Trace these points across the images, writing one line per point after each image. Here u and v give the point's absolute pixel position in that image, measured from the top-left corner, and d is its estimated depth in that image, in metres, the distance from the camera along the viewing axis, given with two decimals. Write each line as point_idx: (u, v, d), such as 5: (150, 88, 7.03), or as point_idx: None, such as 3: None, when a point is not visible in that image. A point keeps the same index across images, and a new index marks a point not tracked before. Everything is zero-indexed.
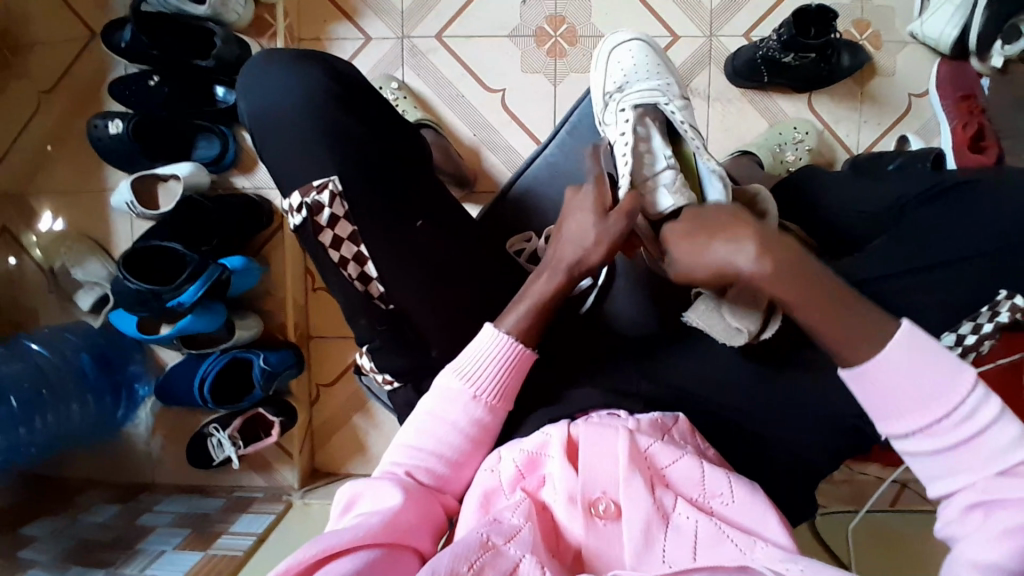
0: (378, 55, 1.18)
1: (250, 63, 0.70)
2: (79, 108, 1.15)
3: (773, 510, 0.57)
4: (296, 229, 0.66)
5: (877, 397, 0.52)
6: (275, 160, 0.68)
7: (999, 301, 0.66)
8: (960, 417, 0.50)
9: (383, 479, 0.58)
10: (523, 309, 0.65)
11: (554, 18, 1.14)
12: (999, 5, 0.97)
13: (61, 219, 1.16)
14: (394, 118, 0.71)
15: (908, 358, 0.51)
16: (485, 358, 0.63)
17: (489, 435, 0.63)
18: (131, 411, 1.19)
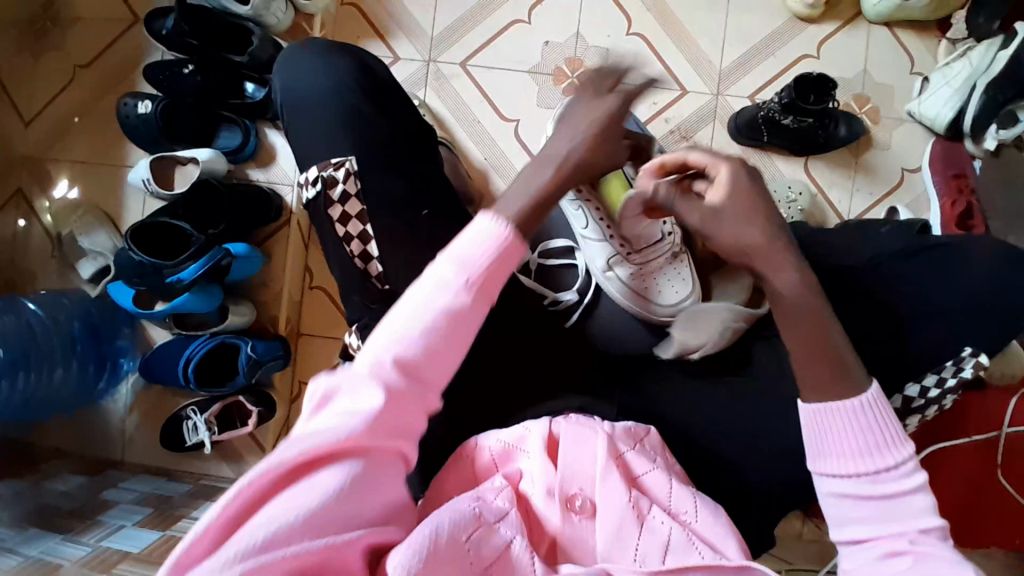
0: (404, 74, 1.24)
1: (288, 48, 0.76)
2: (112, 87, 1.21)
3: (734, 533, 0.61)
4: (309, 199, 0.72)
5: (814, 438, 0.61)
6: (301, 145, 0.73)
7: (965, 357, 0.75)
8: (883, 477, 0.58)
9: (363, 370, 0.52)
10: (517, 203, 0.62)
11: (573, 61, 1.21)
12: (995, 92, 1.03)
13: (76, 188, 1.20)
14: (406, 119, 0.75)
15: (856, 413, 0.60)
16: (476, 245, 0.57)
17: (474, 323, 0.57)
18: (111, 385, 1.20)
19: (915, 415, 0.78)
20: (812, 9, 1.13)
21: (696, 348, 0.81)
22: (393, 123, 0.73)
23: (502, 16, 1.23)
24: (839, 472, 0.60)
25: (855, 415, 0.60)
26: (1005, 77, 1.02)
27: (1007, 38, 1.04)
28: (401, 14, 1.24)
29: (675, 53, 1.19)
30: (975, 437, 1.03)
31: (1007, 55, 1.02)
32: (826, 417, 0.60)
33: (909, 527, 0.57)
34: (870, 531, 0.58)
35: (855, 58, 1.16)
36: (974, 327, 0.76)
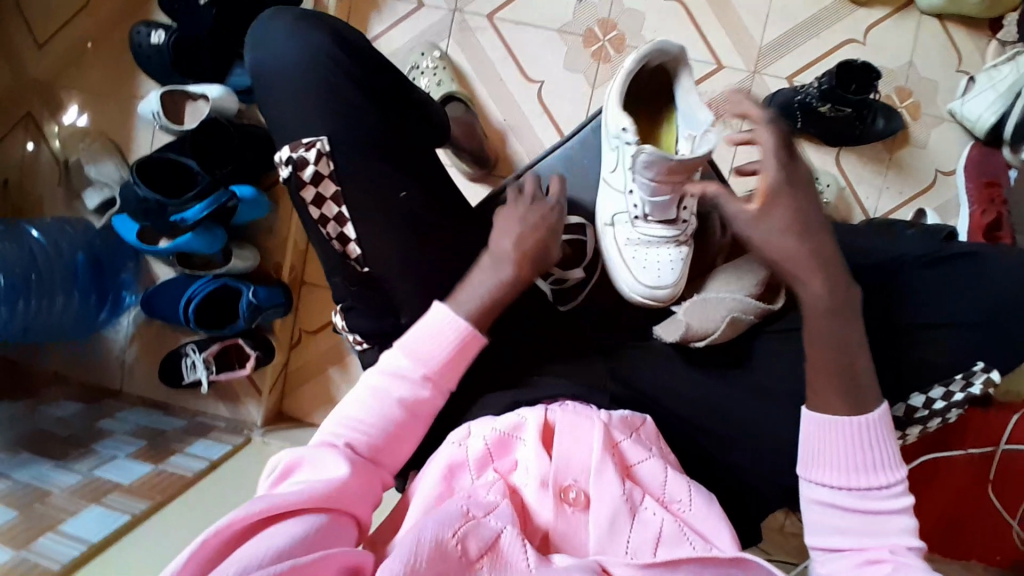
0: (428, 23, 1.19)
1: (265, 13, 0.73)
2: (127, 11, 1.16)
3: (726, 520, 0.61)
4: (286, 179, 0.72)
5: (810, 448, 0.60)
6: (281, 118, 0.72)
7: (976, 372, 0.71)
8: (877, 495, 0.58)
9: (325, 448, 0.57)
10: (470, 294, 0.65)
11: (605, 23, 1.15)
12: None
13: (85, 115, 1.18)
14: (392, 93, 0.73)
15: (861, 431, 0.59)
16: (433, 336, 0.62)
17: (429, 416, 0.62)
18: (114, 314, 1.20)
19: (915, 426, 0.75)
20: None
21: (685, 334, 0.73)
22: (378, 101, 0.72)
23: None
24: (830, 484, 0.59)
25: (861, 432, 0.59)
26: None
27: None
28: None
29: (713, 25, 1.12)
30: (971, 451, 1.01)
31: None
32: (828, 431, 0.59)
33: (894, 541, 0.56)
34: (849, 542, 0.57)
35: (902, 47, 1.10)
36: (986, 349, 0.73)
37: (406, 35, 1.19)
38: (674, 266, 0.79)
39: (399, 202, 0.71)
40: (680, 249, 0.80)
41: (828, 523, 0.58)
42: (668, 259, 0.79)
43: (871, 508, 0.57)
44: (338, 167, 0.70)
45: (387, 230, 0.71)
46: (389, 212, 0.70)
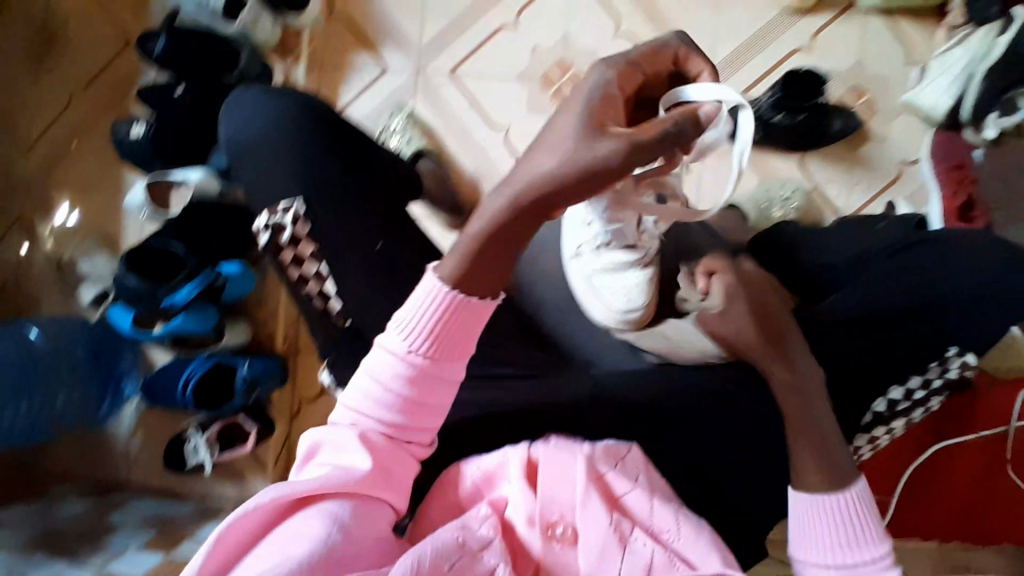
0: (393, 86, 1.23)
1: (235, 94, 0.79)
2: (107, 110, 1.22)
3: (717, 547, 0.59)
4: (264, 244, 0.74)
5: (797, 525, 0.62)
6: (252, 185, 0.75)
7: (950, 358, 0.77)
8: (869, 563, 0.59)
9: (342, 428, 0.57)
10: (460, 252, 0.55)
11: (562, 65, 1.20)
12: (997, 75, 1.00)
13: (76, 212, 1.21)
14: (359, 149, 0.76)
15: (841, 504, 0.60)
16: (420, 306, 0.56)
17: (442, 386, 0.58)
18: (116, 406, 1.18)
19: (900, 418, 0.78)
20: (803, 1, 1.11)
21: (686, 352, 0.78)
22: (350, 165, 0.74)
23: (491, 22, 1.22)
24: (826, 559, 0.59)
25: (844, 506, 0.60)
26: (1002, 67, 0.99)
27: (1007, 21, 1.00)
28: (388, 24, 1.23)
29: None
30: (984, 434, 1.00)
31: (1007, 39, 0.98)
32: (810, 507, 0.61)
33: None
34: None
35: (848, 50, 1.14)
36: (960, 326, 0.76)
37: (374, 99, 1.23)
38: (641, 288, 0.84)
39: (375, 255, 0.73)
40: (644, 272, 0.84)
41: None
42: (635, 283, 0.84)
43: (864, 574, 0.58)
44: (314, 227, 0.72)
45: (368, 283, 0.73)
46: (363, 266, 0.73)
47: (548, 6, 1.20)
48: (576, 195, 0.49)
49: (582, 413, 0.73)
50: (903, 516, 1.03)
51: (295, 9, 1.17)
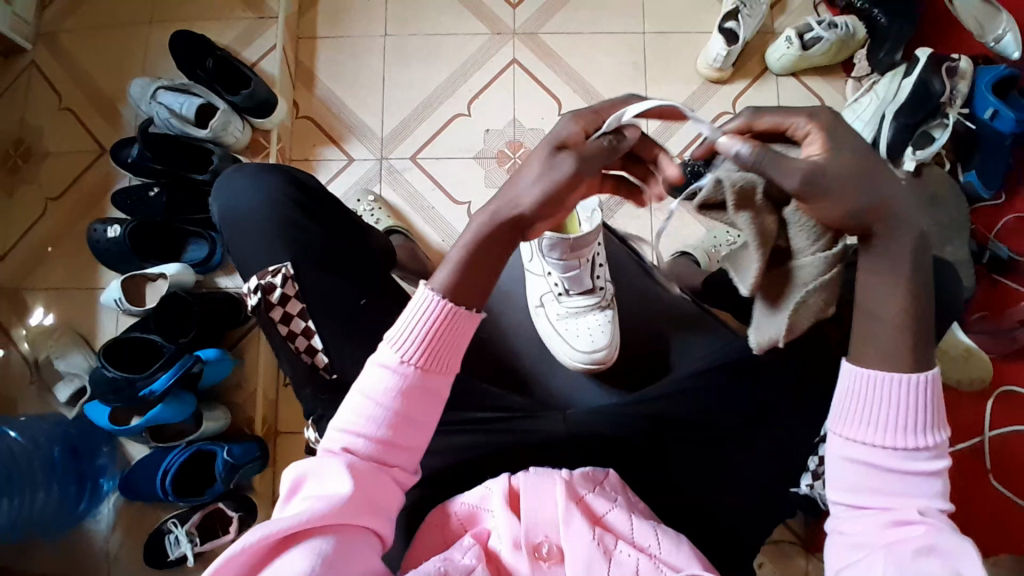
0: (359, 173, 1.32)
1: (224, 173, 0.86)
2: (84, 215, 1.28)
3: (695, 555, 0.61)
4: (252, 306, 0.78)
5: (848, 401, 0.59)
6: (242, 254, 0.81)
7: None
8: (914, 458, 0.57)
9: (329, 458, 0.60)
10: (451, 264, 0.63)
11: (513, 143, 1.31)
12: (906, 117, 1.13)
13: (51, 314, 1.24)
14: (341, 219, 0.84)
15: (903, 387, 0.57)
16: (413, 323, 0.62)
17: (426, 400, 0.62)
18: (93, 504, 1.17)
19: None
20: (721, 72, 1.26)
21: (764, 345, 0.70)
22: (331, 235, 0.82)
23: (445, 110, 1.33)
24: (869, 442, 0.58)
25: (905, 389, 0.57)
26: (912, 103, 1.13)
27: (908, 65, 1.16)
28: (351, 119, 1.34)
29: None
30: (957, 446, 1.13)
31: (910, 81, 1.13)
32: (870, 382, 0.58)
33: (918, 505, 0.57)
34: (875, 502, 0.58)
35: (768, 110, 1.28)
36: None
37: (342, 186, 1.31)
38: (605, 328, 0.88)
39: (347, 314, 0.78)
40: (605, 313, 0.89)
41: (861, 484, 0.58)
42: (598, 325, 0.88)
43: (906, 466, 0.57)
44: (285, 294, 0.77)
45: (348, 338, 0.77)
46: (334, 325, 0.77)
47: (496, 93, 1.33)
48: (534, 215, 0.63)
49: (555, 443, 0.78)
50: None
51: (262, 113, 1.25)
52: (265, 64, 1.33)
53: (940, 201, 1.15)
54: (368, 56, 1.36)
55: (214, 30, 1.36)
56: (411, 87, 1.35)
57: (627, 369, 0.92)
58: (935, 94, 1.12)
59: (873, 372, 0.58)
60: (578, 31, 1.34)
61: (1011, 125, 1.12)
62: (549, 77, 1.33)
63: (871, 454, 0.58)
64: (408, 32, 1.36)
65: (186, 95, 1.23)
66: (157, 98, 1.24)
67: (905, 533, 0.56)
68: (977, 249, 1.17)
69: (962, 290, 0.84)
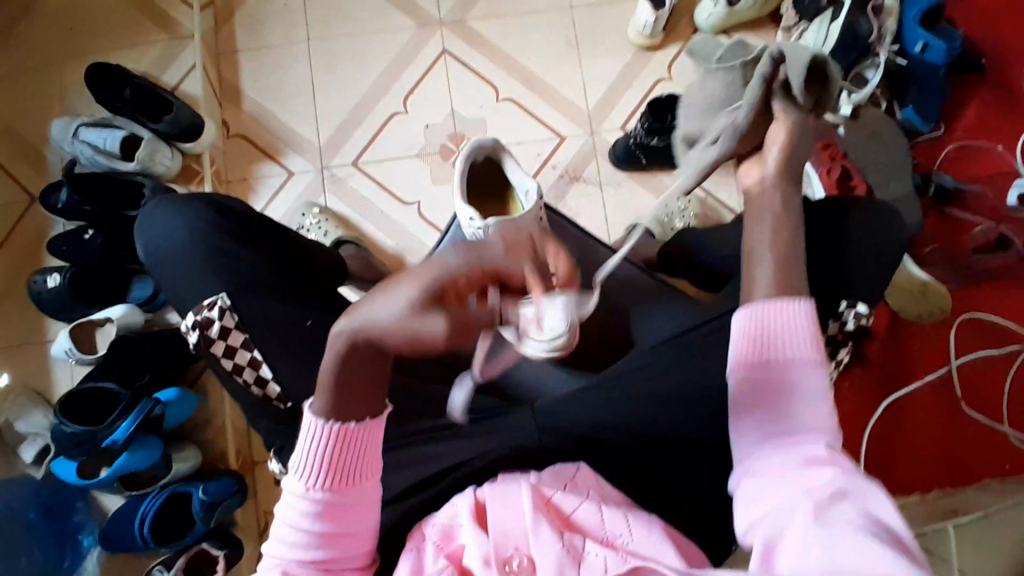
0: (301, 186, 1.28)
1: (146, 211, 0.83)
2: (25, 268, 1.24)
3: (667, 539, 0.61)
4: (194, 345, 0.76)
5: (748, 336, 0.67)
6: (175, 290, 0.79)
7: (843, 311, 0.82)
8: (802, 380, 0.65)
9: (275, 572, 0.62)
10: (332, 362, 0.59)
11: (454, 135, 1.28)
12: (838, 61, 1.14)
13: (5, 374, 1.20)
14: (278, 237, 0.82)
15: (792, 317, 0.66)
16: (308, 450, 0.62)
17: (357, 511, 0.64)
18: (77, 560, 1.13)
19: None
20: (651, 39, 1.25)
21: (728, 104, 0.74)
22: (267, 257, 0.80)
23: (380, 111, 1.30)
24: (768, 367, 0.66)
25: (791, 319, 0.66)
26: (840, 50, 1.14)
27: (834, 9, 1.15)
28: (285, 132, 1.30)
29: (543, 106, 1.28)
30: (926, 377, 1.15)
31: (837, 27, 1.13)
32: (761, 318, 0.67)
33: (817, 436, 0.62)
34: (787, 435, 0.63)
35: None
36: (850, 277, 0.81)
37: (286, 202, 1.28)
38: None
39: (293, 338, 0.76)
40: None
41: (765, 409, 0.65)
42: None
43: (791, 393, 0.64)
44: (230, 318, 0.75)
45: (302, 361, 0.76)
46: (284, 352, 0.76)
47: (428, 88, 1.30)
48: (412, 347, 0.54)
49: (525, 439, 0.77)
50: (877, 472, 1.12)
51: (189, 138, 1.21)
52: (186, 86, 1.28)
53: (883, 140, 1.17)
54: (293, 65, 1.32)
55: (128, 58, 1.31)
56: (341, 94, 1.31)
57: (591, 349, 0.91)
58: (863, 36, 1.13)
59: (762, 304, 0.67)
60: (504, 14, 1.31)
61: (943, 56, 1.14)
62: (479, 63, 1.30)
63: (763, 374, 0.67)
64: (330, 36, 1.32)
65: (108, 129, 1.19)
66: (79, 137, 1.19)
67: (818, 475, 0.58)
68: (922, 182, 1.18)
69: (905, 223, 0.83)
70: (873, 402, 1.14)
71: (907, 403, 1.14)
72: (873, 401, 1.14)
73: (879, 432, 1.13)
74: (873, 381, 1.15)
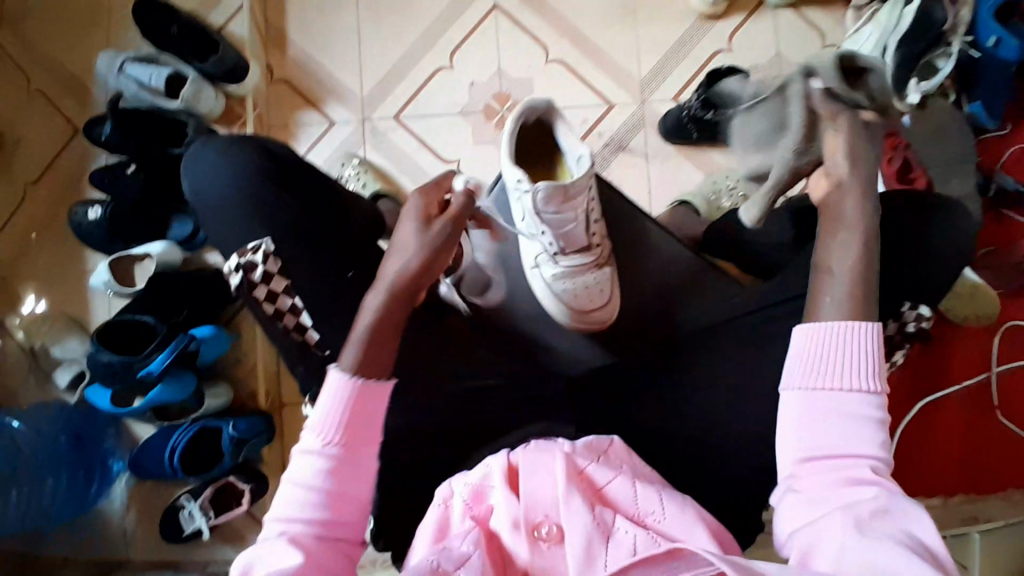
0: (342, 136, 1.27)
1: (190, 152, 0.82)
2: (67, 198, 1.25)
3: (700, 521, 0.61)
4: (236, 287, 0.77)
5: (806, 354, 0.62)
6: (218, 234, 0.80)
7: (905, 311, 0.80)
8: (865, 405, 0.59)
9: (274, 540, 0.58)
10: (365, 325, 0.65)
11: (500, 95, 1.25)
12: (909, 48, 1.06)
13: (44, 301, 1.22)
14: (321, 187, 0.81)
15: (859, 337, 0.61)
16: (331, 405, 0.62)
17: (358, 473, 0.62)
18: (103, 488, 1.18)
19: None
20: (714, 8, 1.19)
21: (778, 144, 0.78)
22: (311, 206, 0.79)
23: (426, 65, 1.27)
24: (827, 389, 0.60)
25: (856, 340, 0.61)
26: (912, 36, 1.06)
27: None
28: (330, 80, 1.28)
29: (594, 70, 1.24)
30: (964, 382, 1.12)
31: (911, 9, 1.05)
32: (823, 339, 0.61)
33: (870, 454, 0.58)
34: (841, 452, 0.59)
35: (767, 44, 1.22)
36: (904, 275, 0.78)
37: (326, 151, 1.27)
38: (600, 285, 0.86)
39: (336, 291, 0.78)
40: (602, 270, 0.86)
41: (817, 432, 0.60)
42: (595, 281, 0.86)
43: (850, 413, 0.59)
44: (280, 263, 0.76)
45: (340, 316, 0.78)
46: (324, 304, 0.76)
47: (477, 43, 1.26)
48: (424, 277, 0.68)
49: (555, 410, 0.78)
50: (903, 472, 1.10)
51: (234, 79, 1.21)
52: (233, 27, 1.27)
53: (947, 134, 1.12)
54: (342, 11, 1.29)
55: None
56: (388, 44, 1.28)
57: (626, 327, 0.90)
58: (936, 23, 1.05)
59: (828, 323, 0.62)
60: None
61: (1016, 53, 1.07)
62: (532, 21, 1.26)
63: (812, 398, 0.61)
64: None
65: (153, 66, 1.17)
66: (124, 72, 1.18)
67: (860, 495, 0.56)
68: (983, 182, 1.13)
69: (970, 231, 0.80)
70: (905, 403, 1.12)
71: (942, 405, 1.12)
72: (905, 400, 1.12)
73: (909, 434, 1.11)
74: (908, 379, 1.12)
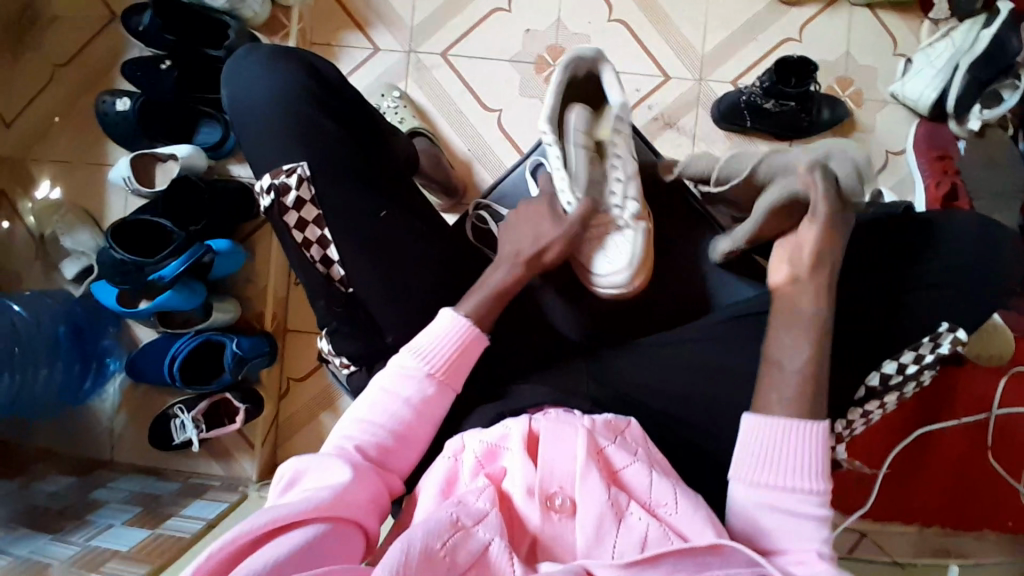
0: (384, 66, 1.22)
1: (234, 58, 0.79)
2: (94, 86, 1.20)
3: (712, 521, 0.60)
4: (265, 210, 0.75)
5: (749, 449, 0.62)
6: (253, 149, 0.77)
7: (942, 333, 0.75)
8: (807, 504, 0.59)
9: (330, 458, 0.61)
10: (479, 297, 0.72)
11: (554, 49, 1.20)
12: (978, 72, 1.05)
13: (58, 189, 1.19)
14: (362, 117, 0.79)
15: (805, 435, 0.61)
16: (438, 339, 0.69)
17: (435, 409, 0.68)
18: (97, 385, 1.18)
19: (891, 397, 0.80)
20: None
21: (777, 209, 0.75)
22: (352, 135, 0.77)
23: (483, 4, 1.21)
24: (771, 485, 0.60)
25: (802, 438, 0.61)
26: (983, 60, 1.04)
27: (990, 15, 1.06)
28: (380, 5, 1.22)
29: (656, 39, 1.19)
30: (964, 419, 1.12)
31: (989, 33, 1.04)
32: (768, 433, 0.62)
33: (813, 546, 0.58)
34: (783, 545, 0.59)
35: (836, 42, 1.17)
36: (947, 303, 0.77)
37: (366, 79, 1.22)
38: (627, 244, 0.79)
39: (368, 230, 0.75)
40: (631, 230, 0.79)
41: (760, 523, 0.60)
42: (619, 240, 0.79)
43: (792, 509, 0.60)
44: (314, 192, 0.74)
45: (372, 255, 0.75)
46: (356, 241, 0.74)
47: None
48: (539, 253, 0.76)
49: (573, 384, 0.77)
50: (887, 498, 1.13)
51: None
52: None
53: (1002, 164, 1.09)
54: None
55: None
56: None
57: None
58: (1010, 53, 1.03)
59: (772, 419, 0.62)
60: None
61: None
62: None
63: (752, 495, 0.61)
64: None
65: None
66: None
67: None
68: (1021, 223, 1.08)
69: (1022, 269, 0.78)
70: (905, 429, 1.13)
71: (939, 436, 1.13)
72: (905, 426, 1.13)
73: (900, 458, 1.13)
74: (914, 407, 1.13)
